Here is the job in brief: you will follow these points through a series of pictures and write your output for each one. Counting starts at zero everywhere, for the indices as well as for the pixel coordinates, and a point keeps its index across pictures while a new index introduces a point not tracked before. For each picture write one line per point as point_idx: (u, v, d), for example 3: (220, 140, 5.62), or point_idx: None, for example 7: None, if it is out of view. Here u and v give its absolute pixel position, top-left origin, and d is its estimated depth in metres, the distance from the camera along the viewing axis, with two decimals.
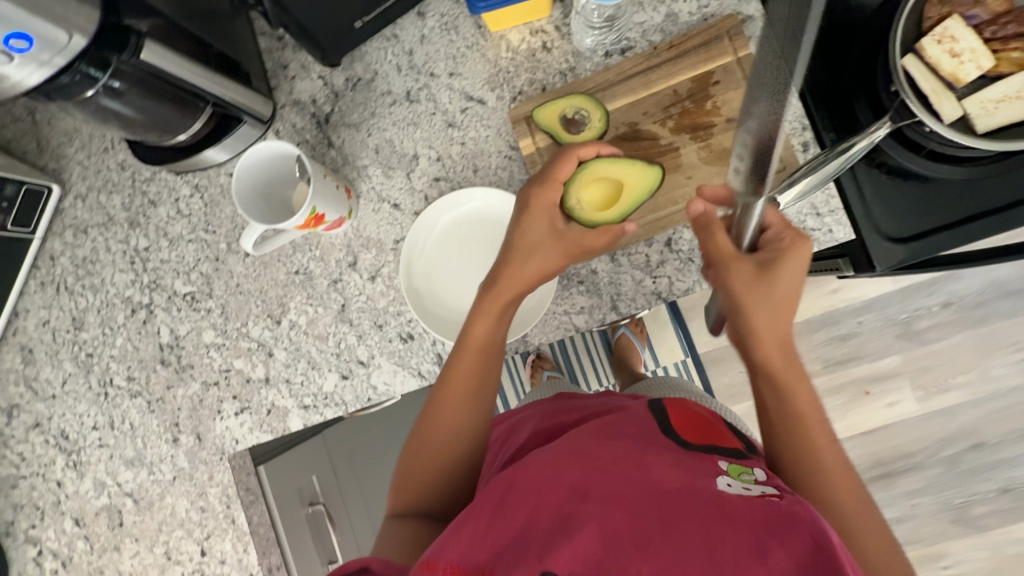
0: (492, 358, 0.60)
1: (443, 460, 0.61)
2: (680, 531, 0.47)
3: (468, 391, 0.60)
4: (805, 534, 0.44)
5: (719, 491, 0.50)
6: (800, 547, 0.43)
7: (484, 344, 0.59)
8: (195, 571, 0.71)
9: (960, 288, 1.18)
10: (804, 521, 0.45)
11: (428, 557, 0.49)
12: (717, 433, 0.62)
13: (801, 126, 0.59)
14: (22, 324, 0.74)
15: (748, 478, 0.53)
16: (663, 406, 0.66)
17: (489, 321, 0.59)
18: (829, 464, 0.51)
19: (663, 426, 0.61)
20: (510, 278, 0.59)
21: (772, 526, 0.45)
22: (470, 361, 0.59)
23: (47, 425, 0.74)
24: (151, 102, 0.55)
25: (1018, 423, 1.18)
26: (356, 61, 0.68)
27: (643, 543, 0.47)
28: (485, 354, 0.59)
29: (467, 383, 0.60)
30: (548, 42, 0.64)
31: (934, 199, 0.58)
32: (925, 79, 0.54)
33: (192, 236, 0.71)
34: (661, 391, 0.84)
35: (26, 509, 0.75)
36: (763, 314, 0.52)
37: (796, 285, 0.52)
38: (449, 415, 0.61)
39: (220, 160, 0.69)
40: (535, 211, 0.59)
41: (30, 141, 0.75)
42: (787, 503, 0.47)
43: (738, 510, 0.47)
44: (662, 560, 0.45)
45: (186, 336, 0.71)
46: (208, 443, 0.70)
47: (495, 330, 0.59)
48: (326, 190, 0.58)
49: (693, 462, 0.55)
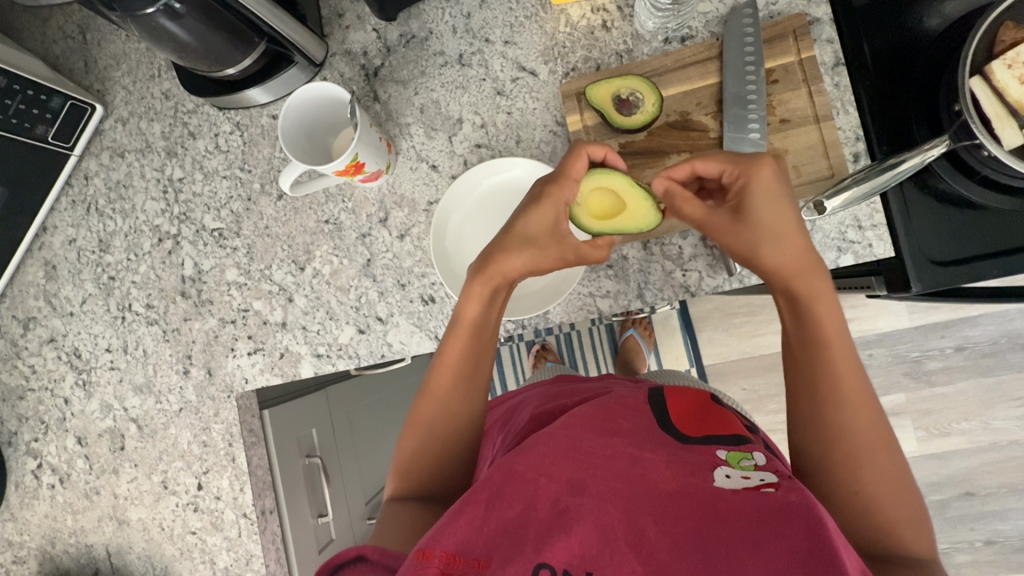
0: (483, 343, 0.60)
1: (440, 428, 0.61)
2: (674, 529, 0.46)
3: (455, 375, 0.60)
4: (804, 526, 0.41)
5: (715, 488, 0.48)
6: (799, 538, 0.41)
7: (473, 326, 0.59)
8: (188, 505, 0.72)
9: (976, 334, 1.15)
10: (800, 511, 0.43)
11: (423, 546, 0.46)
12: (721, 418, 0.59)
13: (855, 136, 0.58)
14: (49, 239, 0.75)
15: (748, 466, 0.51)
16: (660, 391, 0.63)
17: (479, 305, 0.58)
18: (862, 450, 0.50)
19: (659, 417, 0.59)
20: (507, 266, 0.57)
21: (767, 521, 0.43)
22: (459, 341, 0.60)
23: (61, 342, 0.75)
24: (209, 27, 0.54)
25: (1013, 478, 1.16)
26: (412, 18, 0.67)
27: (638, 543, 0.46)
28: (475, 334, 0.59)
29: (456, 363, 0.60)
30: (609, 20, 0.63)
31: (979, 225, 0.57)
32: (988, 103, 0.52)
33: (227, 173, 0.71)
34: (669, 378, 0.84)
35: (30, 422, 0.76)
36: (775, 255, 0.51)
37: (779, 207, 0.51)
38: (440, 400, 0.61)
39: (262, 102, 0.68)
40: (543, 204, 0.57)
41: (77, 59, 0.74)
42: (782, 495, 0.45)
43: (733, 506, 0.46)
44: (657, 560, 0.45)
45: (208, 271, 0.71)
46: (218, 379, 0.71)
47: (484, 316, 0.59)
48: (369, 139, 0.58)
49: (691, 457, 0.53)
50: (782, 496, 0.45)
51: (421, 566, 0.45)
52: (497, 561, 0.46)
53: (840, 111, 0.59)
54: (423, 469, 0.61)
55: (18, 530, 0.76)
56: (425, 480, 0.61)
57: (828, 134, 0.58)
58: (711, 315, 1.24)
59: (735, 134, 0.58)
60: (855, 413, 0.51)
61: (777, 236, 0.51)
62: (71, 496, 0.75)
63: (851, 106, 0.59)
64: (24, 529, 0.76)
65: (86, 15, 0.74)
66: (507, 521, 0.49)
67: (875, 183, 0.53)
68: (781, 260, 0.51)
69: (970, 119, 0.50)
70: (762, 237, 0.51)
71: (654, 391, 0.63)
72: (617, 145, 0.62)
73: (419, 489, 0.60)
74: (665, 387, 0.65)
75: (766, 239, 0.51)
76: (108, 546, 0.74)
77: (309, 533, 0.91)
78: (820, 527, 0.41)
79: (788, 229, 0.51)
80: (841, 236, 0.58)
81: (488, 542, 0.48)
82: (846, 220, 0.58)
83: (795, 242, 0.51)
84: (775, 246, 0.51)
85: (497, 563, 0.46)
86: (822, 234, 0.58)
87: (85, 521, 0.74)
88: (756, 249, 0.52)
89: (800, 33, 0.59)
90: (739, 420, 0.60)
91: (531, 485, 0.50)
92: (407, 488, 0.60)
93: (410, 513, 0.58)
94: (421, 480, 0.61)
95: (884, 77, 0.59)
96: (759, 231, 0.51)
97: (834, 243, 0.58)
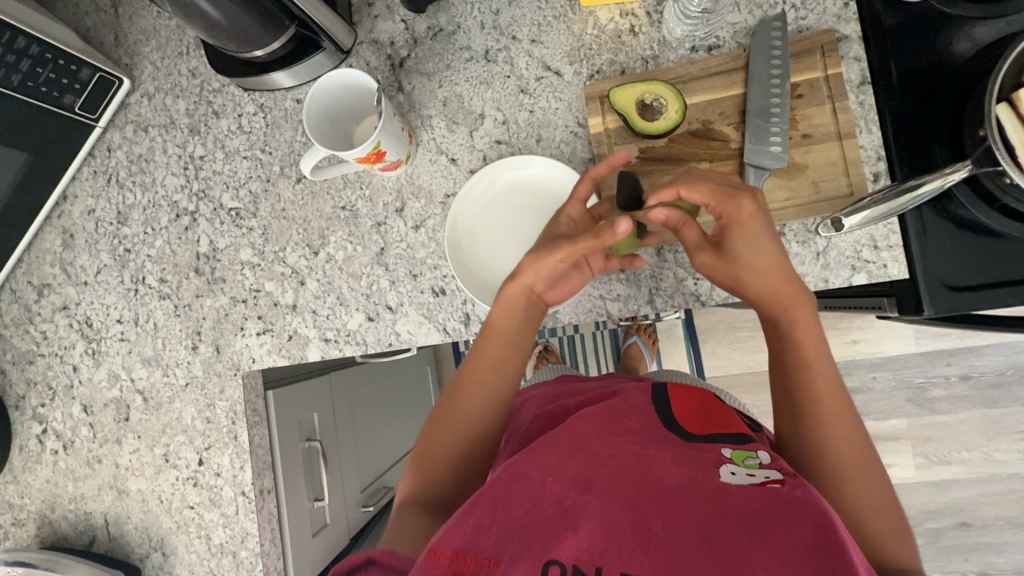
0: (508, 348, 0.63)
1: (464, 439, 0.63)
2: (683, 522, 0.46)
3: (482, 381, 0.64)
4: (807, 519, 0.42)
5: (720, 483, 0.48)
6: (803, 529, 0.42)
7: (502, 334, 0.62)
8: (188, 479, 0.72)
9: (982, 363, 1.15)
10: (806, 506, 0.43)
11: (434, 547, 0.47)
12: (724, 417, 0.60)
13: (877, 156, 0.59)
14: (68, 209, 0.76)
15: (752, 464, 0.51)
16: (664, 389, 0.64)
17: (505, 312, 0.61)
18: (834, 445, 0.54)
19: (663, 416, 0.59)
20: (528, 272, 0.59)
21: (772, 516, 0.44)
22: (488, 347, 0.63)
23: (74, 310, 0.76)
24: (241, 8, 0.54)
25: (1010, 511, 1.15)
26: (441, 11, 0.67)
27: (645, 539, 0.46)
28: (503, 345, 0.63)
29: (486, 371, 0.64)
30: (637, 26, 0.64)
31: (996, 254, 0.56)
32: (1015, 130, 0.50)
33: (249, 153, 0.71)
34: (672, 377, 0.84)
35: (38, 387, 0.76)
36: (754, 285, 0.55)
37: (765, 250, 0.54)
38: (468, 405, 0.64)
39: (288, 85, 0.69)
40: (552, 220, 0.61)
41: (108, 32, 0.75)
42: (788, 489, 0.46)
43: (738, 502, 0.46)
44: (665, 554, 0.44)
45: (223, 249, 0.71)
46: (225, 357, 0.71)
47: (511, 325, 0.62)
48: (392, 129, 0.59)
49: (695, 454, 0.53)
50: (786, 490, 0.46)
51: (433, 567, 0.45)
52: (507, 559, 0.46)
53: (863, 130, 0.59)
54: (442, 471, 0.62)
55: (19, 493, 0.77)
56: (439, 487, 0.61)
57: (850, 152, 0.58)
58: (716, 326, 1.25)
59: (756, 146, 0.58)
60: (807, 405, 0.55)
61: (759, 271, 0.55)
62: (73, 463, 0.75)
63: (874, 126, 0.59)
64: (25, 492, 0.77)
65: None
66: (515, 519, 0.48)
67: (896, 205, 0.52)
68: (761, 291, 0.55)
69: (995, 146, 0.50)
70: (737, 272, 0.55)
71: (657, 391, 0.63)
72: (638, 150, 0.62)
73: (433, 496, 0.60)
74: (668, 385, 0.65)
75: (745, 273, 0.55)
76: (106, 515, 0.75)
77: (304, 517, 0.92)
78: (826, 521, 0.41)
79: (774, 267, 0.55)
80: (856, 254, 0.58)
81: (497, 540, 0.47)
82: (862, 239, 0.58)
83: (773, 277, 0.55)
84: (755, 278, 0.55)
85: (507, 561, 0.46)
86: (838, 251, 0.58)
87: (85, 488, 0.75)
88: (737, 280, 0.56)
89: (828, 49, 0.59)
90: (740, 420, 0.61)
91: (537, 484, 0.51)
92: (421, 493, 0.61)
93: (426, 521, 0.58)
94: (438, 485, 0.61)
95: (911, 97, 0.59)
96: (739, 266, 0.55)
97: (849, 261, 0.58)
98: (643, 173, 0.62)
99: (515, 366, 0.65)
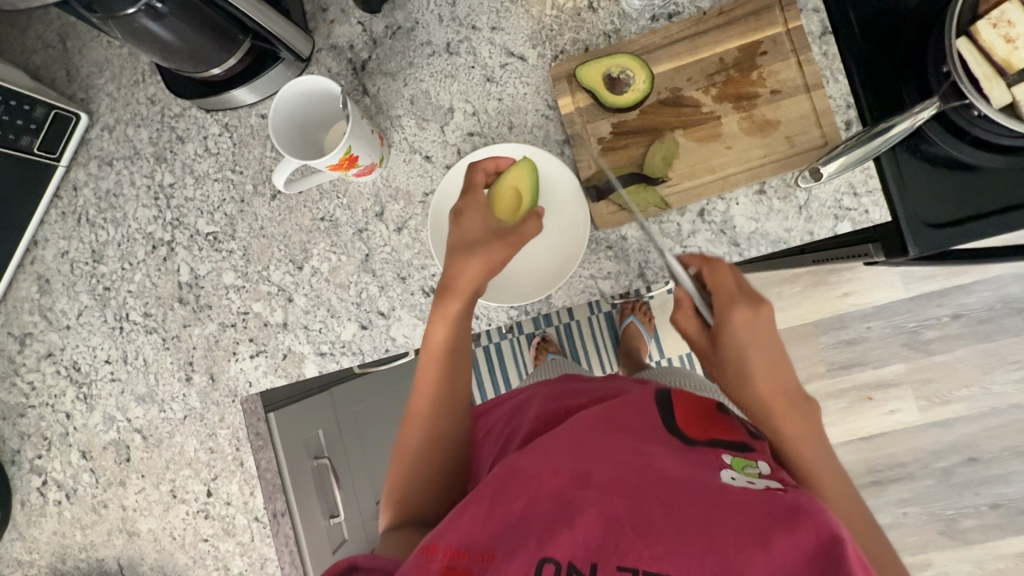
0: (455, 358, 0.62)
1: (429, 470, 0.62)
2: (682, 513, 0.46)
3: (436, 398, 0.63)
4: (812, 532, 0.42)
5: (722, 484, 0.49)
6: (806, 539, 0.42)
7: (444, 346, 0.61)
8: (198, 512, 0.71)
9: (971, 300, 1.17)
10: (811, 517, 0.44)
11: (429, 541, 0.49)
12: (723, 424, 0.59)
13: (846, 104, 0.58)
14: (40, 254, 0.74)
15: (751, 472, 0.52)
16: (667, 393, 0.62)
17: (445, 325, 0.60)
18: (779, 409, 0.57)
19: (664, 418, 0.58)
20: (464, 273, 0.59)
21: (777, 519, 0.44)
22: (433, 361, 0.62)
23: (60, 356, 0.74)
24: (191, 25, 0.53)
25: (1014, 441, 1.18)
26: (397, 9, 0.66)
27: (644, 528, 0.46)
28: (448, 357, 0.62)
29: (434, 386, 0.62)
30: (594, 1, 0.63)
31: (970, 188, 0.58)
32: (977, 63, 0.52)
33: (219, 175, 0.70)
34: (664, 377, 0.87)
35: (32, 439, 0.75)
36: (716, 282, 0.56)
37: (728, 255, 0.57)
38: (424, 428, 0.63)
39: (250, 101, 0.67)
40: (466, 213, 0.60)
41: (59, 68, 0.73)
42: (793, 497, 0.46)
43: (741, 499, 0.46)
44: (663, 542, 0.45)
45: (205, 276, 0.70)
46: (221, 384, 0.70)
47: (452, 335, 0.61)
48: (361, 131, 0.57)
49: (693, 456, 0.54)
50: (790, 498, 0.46)
51: (427, 559, 0.47)
52: (502, 555, 0.47)
53: (829, 80, 0.59)
54: (423, 487, 0.62)
55: (27, 548, 0.75)
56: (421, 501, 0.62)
57: (820, 103, 0.57)
58: None
59: None
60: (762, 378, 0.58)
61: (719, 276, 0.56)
62: (78, 511, 0.74)
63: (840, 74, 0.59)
64: (33, 547, 0.75)
65: (65, 23, 0.72)
66: (511, 515, 0.49)
67: (869, 148, 0.53)
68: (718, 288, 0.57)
69: (960, 80, 0.49)
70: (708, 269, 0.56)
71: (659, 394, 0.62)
72: (610, 125, 0.62)
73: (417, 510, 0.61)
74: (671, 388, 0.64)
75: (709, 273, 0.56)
76: (120, 559, 0.73)
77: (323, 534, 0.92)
78: (831, 539, 0.42)
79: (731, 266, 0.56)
80: (837, 204, 0.58)
81: (494, 534, 0.48)
82: (841, 188, 0.58)
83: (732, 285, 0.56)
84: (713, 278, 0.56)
85: (501, 557, 0.46)
86: (819, 203, 0.58)
87: (94, 535, 0.74)
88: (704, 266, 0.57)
89: (786, 4, 0.59)
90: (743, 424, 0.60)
91: (533, 480, 0.50)
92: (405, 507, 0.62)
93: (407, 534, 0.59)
94: (421, 497, 0.62)
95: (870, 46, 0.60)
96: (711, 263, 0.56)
97: (831, 211, 0.58)
98: (616, 148, 0.62)
99: (461, 375, 0.63)
